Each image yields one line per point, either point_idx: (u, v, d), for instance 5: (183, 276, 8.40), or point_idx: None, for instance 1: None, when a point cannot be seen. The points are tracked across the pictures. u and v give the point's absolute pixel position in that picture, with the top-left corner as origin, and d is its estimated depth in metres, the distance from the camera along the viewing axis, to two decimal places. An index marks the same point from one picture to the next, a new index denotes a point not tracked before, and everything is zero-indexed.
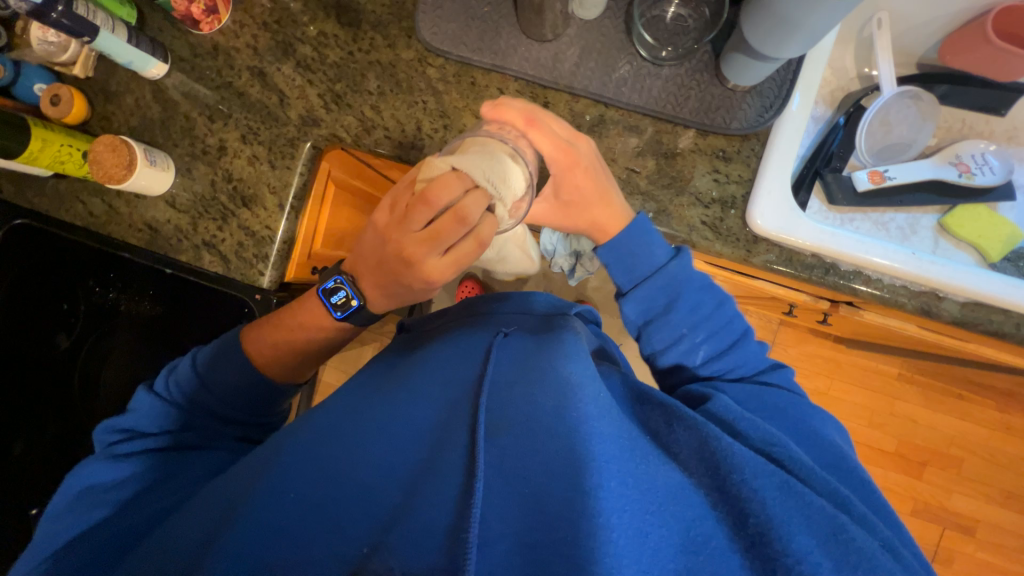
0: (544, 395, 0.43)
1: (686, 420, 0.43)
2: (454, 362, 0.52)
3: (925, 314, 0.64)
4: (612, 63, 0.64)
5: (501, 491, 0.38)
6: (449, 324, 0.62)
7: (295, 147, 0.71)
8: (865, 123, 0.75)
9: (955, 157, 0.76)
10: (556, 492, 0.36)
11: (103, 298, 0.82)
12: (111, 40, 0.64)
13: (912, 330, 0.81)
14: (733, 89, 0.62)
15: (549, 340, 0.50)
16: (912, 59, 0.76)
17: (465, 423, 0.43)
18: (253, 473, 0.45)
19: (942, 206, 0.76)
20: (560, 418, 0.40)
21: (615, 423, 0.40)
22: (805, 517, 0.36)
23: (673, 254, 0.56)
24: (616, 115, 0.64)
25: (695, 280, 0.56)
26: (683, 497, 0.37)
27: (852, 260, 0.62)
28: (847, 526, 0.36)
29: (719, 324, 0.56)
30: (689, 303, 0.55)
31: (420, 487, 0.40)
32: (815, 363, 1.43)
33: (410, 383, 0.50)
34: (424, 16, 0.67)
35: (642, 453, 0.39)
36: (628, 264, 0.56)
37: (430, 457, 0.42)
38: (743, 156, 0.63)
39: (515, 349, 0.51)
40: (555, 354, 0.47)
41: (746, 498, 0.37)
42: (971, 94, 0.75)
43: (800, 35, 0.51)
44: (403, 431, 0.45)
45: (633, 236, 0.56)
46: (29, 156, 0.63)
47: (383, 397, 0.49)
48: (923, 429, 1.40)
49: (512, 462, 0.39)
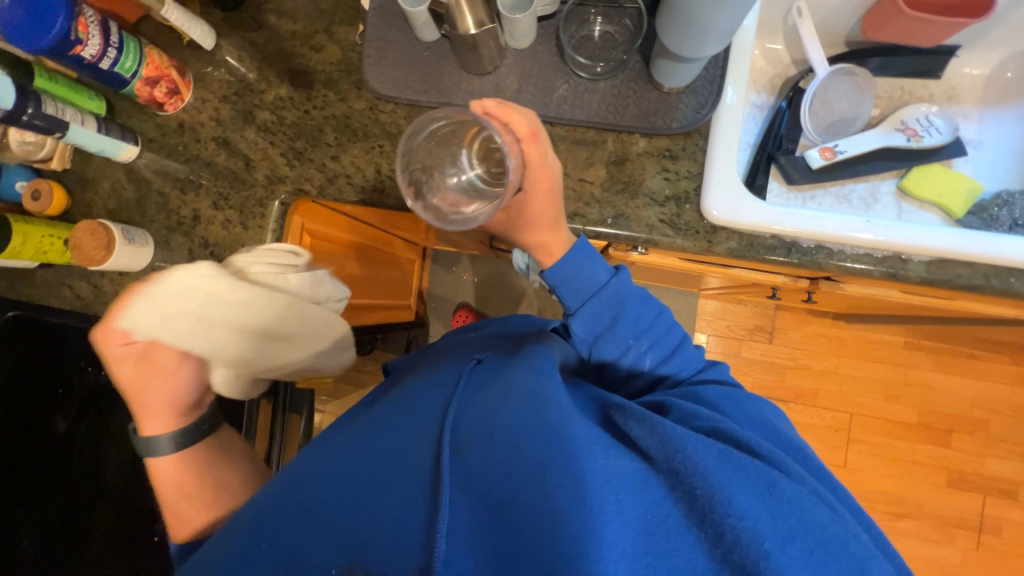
0: (508, 407, 0.44)
1: (638, 412, 0.44)
2: (425, 389, 0.53)
3: (893, 278, 0.64)
4: (551, 85, 0.67)
5: (468, 504, 0.38)
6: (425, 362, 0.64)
7: (264, 206, 0.74)
8: (807, 105, 0.77)
9: (900, 123, 0.78)
10: (521, 497, 0.37)
11: (96, 377, 0.84)
12: (81, 132, 0.68)
13: (895, 296, 0.81)
14: (668, 92, 0.65)
15: (517, 359, 0.53)
16: (840, 39, 0.79)
17: (432, 442, 0.43)
18: (227, 529, 0.45)
19: (898, 171, 0.77)
20: (523, 426, 0.41)
21: (577, 422, 0.42)
22: (745, 478, 0.37)
23: (614, 272, 0.58)
24: (562, 132, 0.67)
25: (635, 294, 0.58)
26: (638, 485, 0.38)
27: (811, 235, 0.63)
28: (780, 481, 0.37)
29: (661, 331, 0.58)
30: (632, 316, 0.57)
31: (389, 501, 0.40)
32: (819, 343, 1.41)
33: (383, 413, 0.51)
34: (370, 67, 0.71)
35: (603, 446, 0.40)
36: (577, 287, 0.57)
37: (396, 477, 0.41)
38: (688, 152, 0.65)
39: (486, 373, 0.53)
40: (523, 370, 0.49)
41: (692, 472, 0.37)
42: (902, 62, 0.78)
43: (714, 34, 0.53)
44: (370, 456, 0.44)
45: (577, 259, 0.57)
46: (11, 250, 0.66)
47: (355, 431, 0.50)
48: (941, 395, 1.37)
49: (478, 474, 0.40)
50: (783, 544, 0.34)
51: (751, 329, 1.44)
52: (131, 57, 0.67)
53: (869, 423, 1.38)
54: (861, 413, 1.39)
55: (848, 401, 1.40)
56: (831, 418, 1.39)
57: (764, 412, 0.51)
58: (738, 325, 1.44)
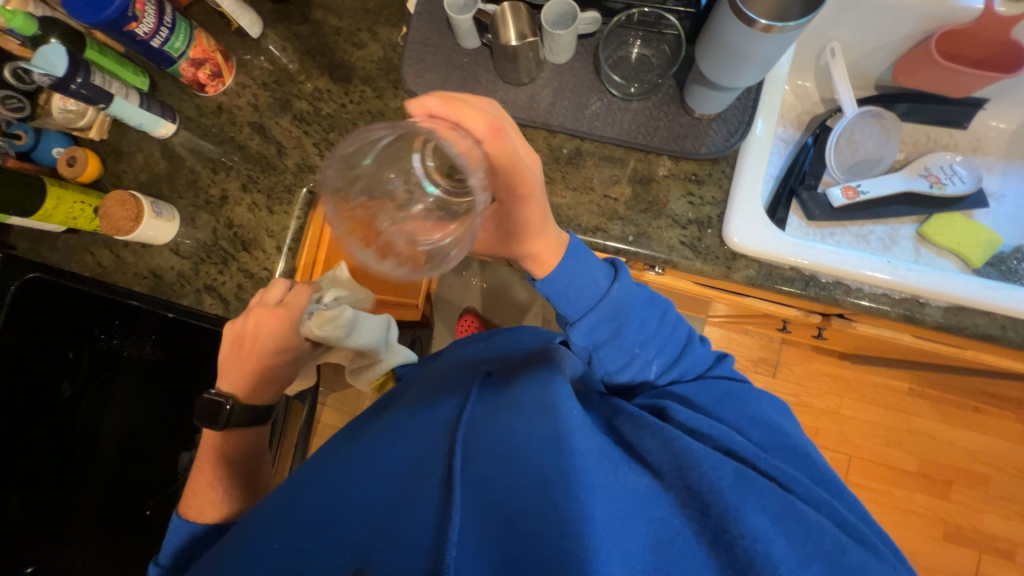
0: (518, 418, 0.44)
1: (651, 424, 0.44)
2: (436, 397, 0.53)
3: (909, 320, 0.64)
4: (585, 101, 0.68)
5: (476, 515, 0.39)
6: (435, 368, 0.65)
7: (292, 192, 0.75)
8: (832, 143, 0.78)
9: (924, 169, 0.79)
10: (529, 509, 0.38)
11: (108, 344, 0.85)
12: (124, 105, 0.70)
13: (907, 340, 0.81)
14: (699, 118, 0.66)
15: (526, 369, 0.53)
16: (870, 82, 0.80)
17: (442, 451, 0.44)
18: (243, 526, 0.46)
19: (918, 216, 0.78)
20: (532, 438, 0.42)
21: (590, 436, 0.42)
22: (759, 498, 0.38)
23: (615, 278, 0.55)
24: (591, 147, 0.68)
25: (640, 296, 0.56)
26: (649, 500, 0.38)
27: (830, 271, 0.63)
28: (792, 503, 0.38)
29: (666, 333, 0.57)
30: (637, 322, 0.55)
31: (396, 508, 0.41)
32: (821, 382, 1.40)
33: (396, 420, 0.53)
34: (409, 68, 0.72)
35: (614, 462, 0.41)
36: (575, 297, 0.55)
37: (407, 487, 0.43)
38: (714, 179, 0.66)
39: (496, 383, 0.53)
40: (533, 381, 0.49)
41: (706, 491, 0.38)
42: (929, 110, 0.79)
43: (752, 64, 0.54)
44: (385, 468, 0.46)
45: (573, 264, 0.55)
46: (41, 214, 0.68)
47: (368, 439, 0.51)
48: (943, 445, 1.36)
49: (485, 486, 0.40)
50: (796, 566, 0.35)
51: (756, 360, 1.43)
52: (181, 37, 0.69)
53: (868, 467, 1.37)
54: (860, 455, 1.37)
55: (848, 442, 1.38)
56: (829, 459, 1.38)
57: (768, 412, 0.53)
58: (742, 355, 1.44)
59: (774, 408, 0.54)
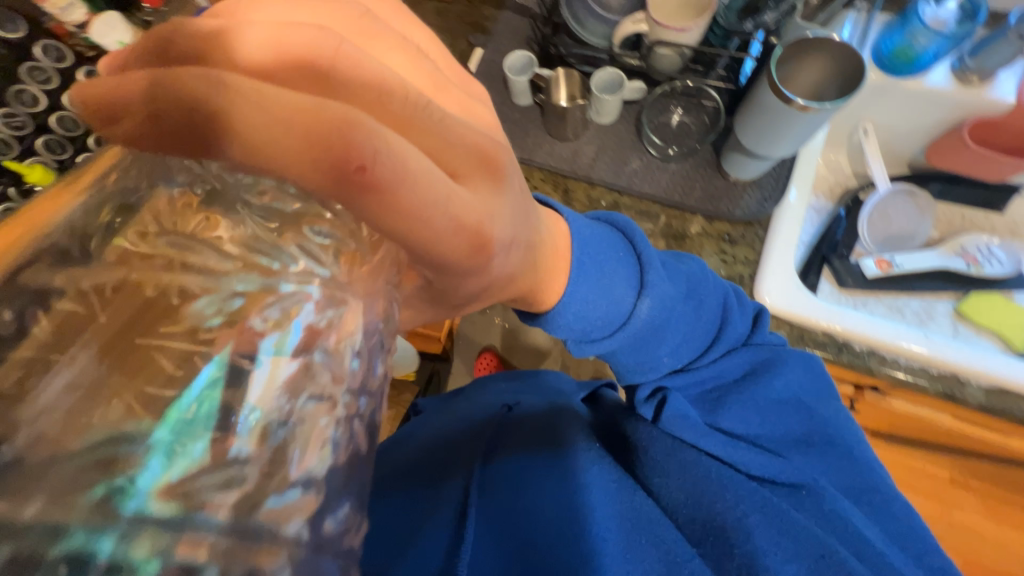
0: (533, 457, 0.54)
1: (668, 445, 0.46)
2: (473, 432, 0.64)
3: (949, 398, 0.63)
4: (625, 159, 0.73)
5: (492, 544, 0.49)
6: (466, 403, 0.75)
7: None
8: (865, 216, 0.80)
9: (960, 249, 0.80)
10: (539, 539, 0.46)
11: None
12: None
13: (945, 420, 0.78)
14: (734, 182, 0.70)
15: (548, 407, 0.62)
16: (902, 161, 0.83)
17: (466, 479, 0.56)
18: None
19: (955, 293, 0.78)
20: (545, 475, 0.51)
21: (604, 469, 0.48)
22: (781, 535, 0.39)
23: (638, 294, 0.45)
24: (629, 201, 0.72)
25: (670, 292, 0.46)
26: (663, 530, 0.43)
27: (863, 339, 0.63)
28: (819, 538, 0.39)
29: (699, 323, 0.48)
30: (671, 328, 0.47)
31: (422, 531, 0.53)
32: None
33: (442, 449, 0.64)
34: None
35: (630, 489, 0.46)
36: (592, 319, 0.45)
37: (431, 513, 0.55)
38: (747, 240, 0.69)
39: (519, 417, 0.63)
40: (554, 417, 0.57)
41: (731, 529, 0.40)
42: (963, 192, 0.81)
43: (788, 138, 0.58)
44: (425, 496, 0.58)
45: (586, 284, 0.44)
46: None
47: (420, 469, 0.62)
48: (986, 544, 1.25)
49: (498, 521, 0.51)
50: None
51: None
52: None
53: None
54: None
55: None
56: None
57: (797, 386, 0.48)
58: None
59: (808, 380, 0.49)
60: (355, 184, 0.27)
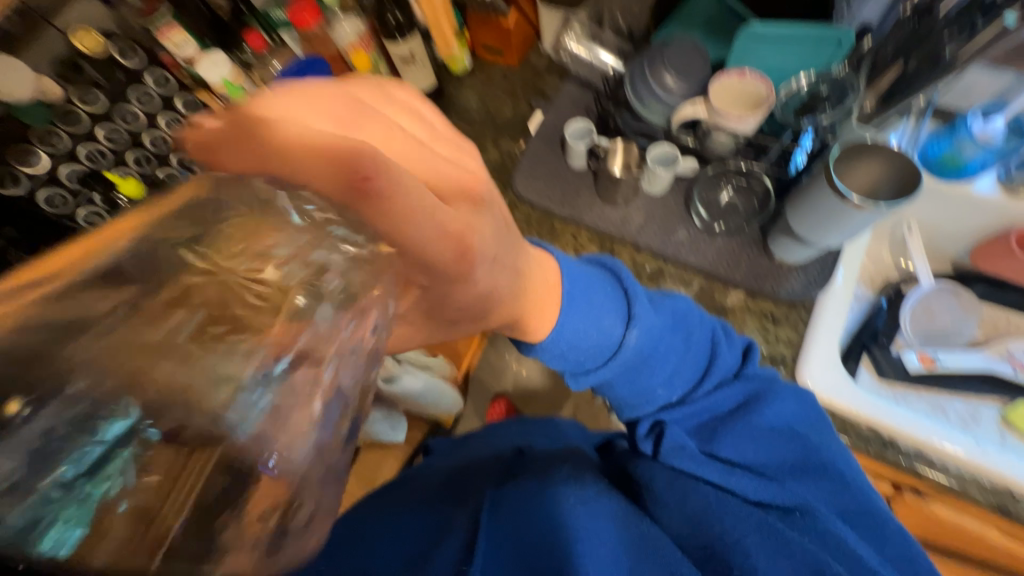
0: (526, 490, 0.49)
1: (667, 474, 0.46)
2: (475, 475, 0.61)
3: (1002, 513, 0.60)
4: (672, 229, 0.76)
5: None
6: (468, 450, 0.72)
7: None
8: (907, 309, 0.80)
9: (1007, 352, 0.77)
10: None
11: None
12: None
13: (992, 534, 0.74)
14: (779, 263, 0.71)
15: (554, 453, 0.58)
16: (945, 259, 0.84)
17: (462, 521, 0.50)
18: None
19: (1002, 399, 0.75)
20: (539, 517, 0.45)
21: (602, 497, 0.46)
22: (780, 557, 0.39)
23: (628, 323, 0.45)
24: (673, 270, 0.74)
25: (657, 324, 0.47)
26: (665, 555, 0.40)
27: (909, 438, 0.62)
28: (816, 556, 0.39)
29: (683, 355, 0.48)
30: (654, 360, 0.47)
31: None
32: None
33: (441, 490, 0.61)
34: (520, 174, 0.83)
35: (634, 516, 0.44)
36: (579, 349, 0.45)
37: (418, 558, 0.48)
38: (791, 321, 0.69)
39: (528, 458, 0.58)
40: (559, 461, 0.53)
41: (728, 550, 0.39)
42: (1009, 297, 0.81)
43: (840, 229, 0.59)
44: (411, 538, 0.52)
45: (576, 314, 0.45)
46: None
47: (412, 512, 0.56)
48: None
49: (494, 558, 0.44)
50: None
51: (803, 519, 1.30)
52: None
53: None
54: None
55: None
56: None
57: (790, 416, 0.46)
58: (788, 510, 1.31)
59: (800, 410, 0.48)
60: (356, 194, 0.28)
